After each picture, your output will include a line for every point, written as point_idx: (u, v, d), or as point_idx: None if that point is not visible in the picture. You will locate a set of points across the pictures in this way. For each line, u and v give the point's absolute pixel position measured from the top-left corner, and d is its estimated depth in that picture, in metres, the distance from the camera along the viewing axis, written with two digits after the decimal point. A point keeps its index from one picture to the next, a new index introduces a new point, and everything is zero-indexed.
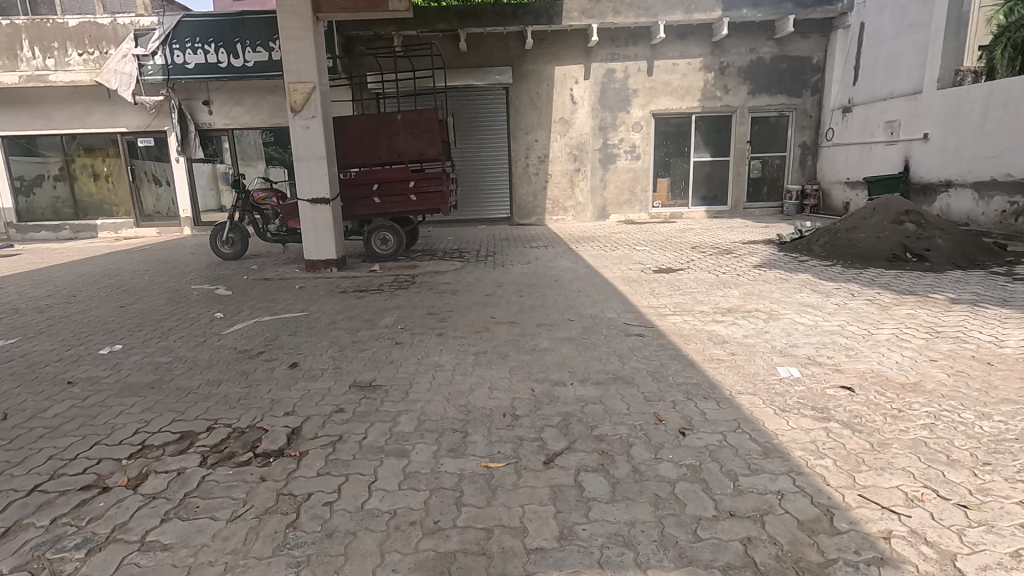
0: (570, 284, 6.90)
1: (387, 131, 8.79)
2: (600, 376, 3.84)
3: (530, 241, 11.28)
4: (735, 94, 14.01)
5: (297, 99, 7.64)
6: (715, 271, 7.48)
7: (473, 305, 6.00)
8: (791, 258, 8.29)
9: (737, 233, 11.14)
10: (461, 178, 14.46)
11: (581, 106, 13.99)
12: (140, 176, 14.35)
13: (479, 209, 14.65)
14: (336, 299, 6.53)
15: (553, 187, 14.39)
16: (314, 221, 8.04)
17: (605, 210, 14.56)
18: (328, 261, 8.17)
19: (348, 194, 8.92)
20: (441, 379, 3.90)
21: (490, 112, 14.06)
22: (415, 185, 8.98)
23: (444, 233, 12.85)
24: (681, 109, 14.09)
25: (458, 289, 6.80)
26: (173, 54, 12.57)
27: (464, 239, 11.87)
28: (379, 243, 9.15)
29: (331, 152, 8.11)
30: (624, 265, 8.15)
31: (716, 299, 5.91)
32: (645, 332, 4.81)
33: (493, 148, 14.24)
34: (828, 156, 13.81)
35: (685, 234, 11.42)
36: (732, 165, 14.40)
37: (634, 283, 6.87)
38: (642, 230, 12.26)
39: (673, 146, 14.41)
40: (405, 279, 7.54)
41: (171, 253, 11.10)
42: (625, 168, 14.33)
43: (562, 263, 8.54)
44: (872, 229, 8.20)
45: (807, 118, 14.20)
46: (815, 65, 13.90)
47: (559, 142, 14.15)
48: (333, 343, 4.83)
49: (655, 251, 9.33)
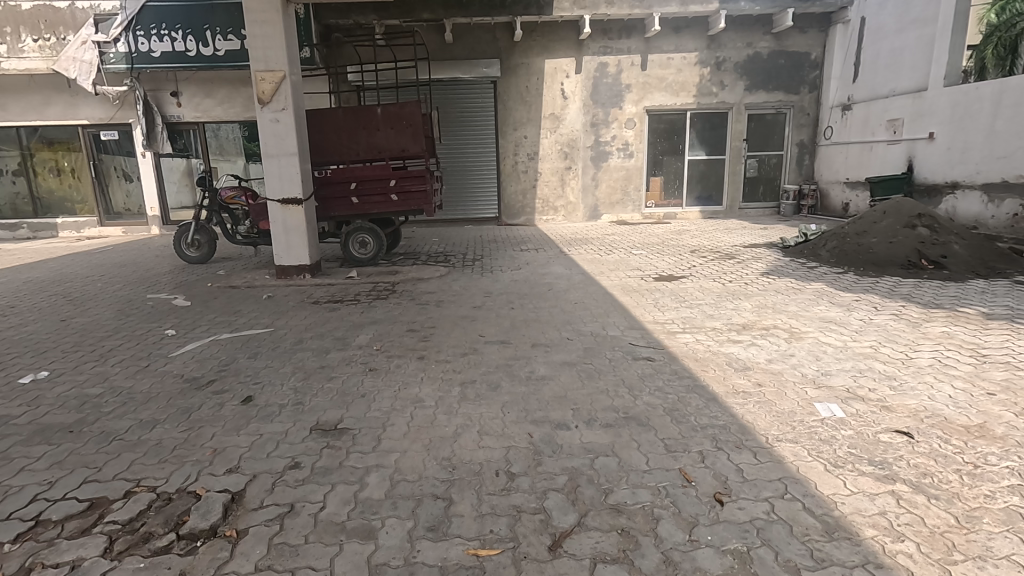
0: (565, 294, 6.33)
1: (366, 126, 8.12)
2: (609, 416, 3.26)
3: (520, 243, 10.67)
4: (731, 91, 13.51)
5: (264, 90, 6.94)
6: (720, 279, 6.95)
7: (459, 319, 5.39)
8: (798, 264, 7.80)
9: (737, 236, 10.64)
10: (447, 176, 13.79)
11: (571, 101, 13.40)
12: (104, 172, 13.47)
13: (466, 208, 14.00)
14: (307, 312, 5.87)
15: (542, 186, 13.79)
16: (284, 224, 7.35)
17: (596, 210, 14.00)
18: (301, 267, 7.49)
19: (324, 194, 8.24)
20: (421, 419, 3.27)
21: (478, 106, 13.41)
22: (398, 184, 8.33)
23: (429, 234, 12.20)
24: (675, 105, 13.56)
25: (442, 300, 6.18)
26: (138, 41, 11.75)
27: (450, 241, 11.23)
28: (357, 246, 8.49)
29: (304, 147, 7.42)
30: (621, 271, 7.60)
31: (727, 313, 5.36)
32: (655, 356, 4.23)
33: (480, 145, 13.60)
34: (827, 155, 13.36)
35: (681, 237, 10.89)
36: (728, 164, 13.91)
37: (635, 293, 6.31)
38: (637, 232, 11.72)
39: (667, 144, 13.88)
40: (385, 288, 6.89)
41: (134, 255, 10.31)
42: (617, 167, 13.78)
43: (556, 269, 7.96)
44: (884, 233, 7.72)
45: (804, 116, 13.74)
46: (813, 61, 13.44)
47: (549, 139, 13.54)
48: (297, 369, 4.17)
49: (652, 256, 8.79)
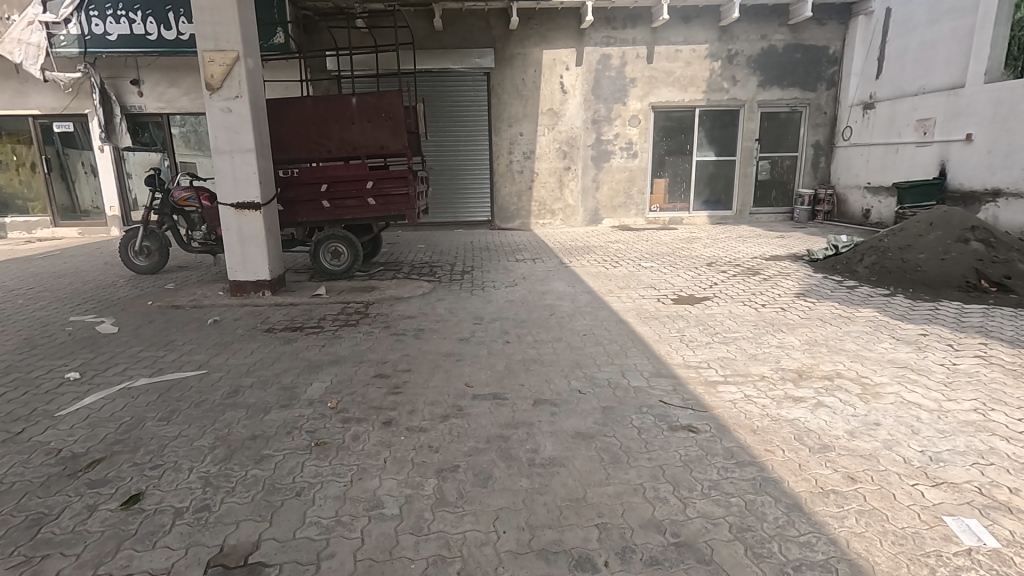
0: (570, 321, 5.28)
1: (339, 118, 7.04)
2: (653, 541, 2.22)
3: (515, 251, 9.63)
4: (743, 87, 12.53)
5: (214, 73, 5.85)
6: (749, 303, 5.94)
7: (441, 358, 4.34)
8: (834, 282, 6.82)
9: (754, 246, 9.65)
10: (435, 175, 12.72)
11: (571, 96, 12.36)
12: (57, 167, 12.25)
13: (456, 211, 12.94)
14: (255, 344, 4.78)
15: (539, 187, 12.76)
16: (239, 232, 6.24)
17: (596, 214, 12.98)
18: (259, 284, 6.39)
19: (290, 196, 7.15)
20: (375, 546, 2.23)
21: (469, 100, 12.35)
22: (375, 186, 7.24)
23: (414, 239, 11.16)
24: (683, 102, 12.56)
25: (422, 330, 5.12)
26: (92, 22, 10.58)
27: (437, 248, 10.17)
28: (329, 256, 7.44)
29: (263, 143, 6.32)
30: (633, 290, 6.58)
31: (773, 353, 4.34)
32: (698, 424, 3.20)
33: (472, 142, 12.55)
34: (845, 157, 12.41)
35: (692, 246, 9.89)
36: (739, 165, 12.93)
37: (655, 321, 5.29)
38: (642, 240, 10.73)
39: (674, 143, 12.88)
40: (357, 310, 5.84)
41: (80, 261, 9.16)
42: (619, 168, 12.76)
43: (556, 285, 6.93)
44: (932, 248, 6.73)
45: (821, 115, 12.76)
46: (832, 56, 12.47)
47: (547, 136, 12.50)
48: (220, 441, 3.10)
49: (663, 269, 7.80)
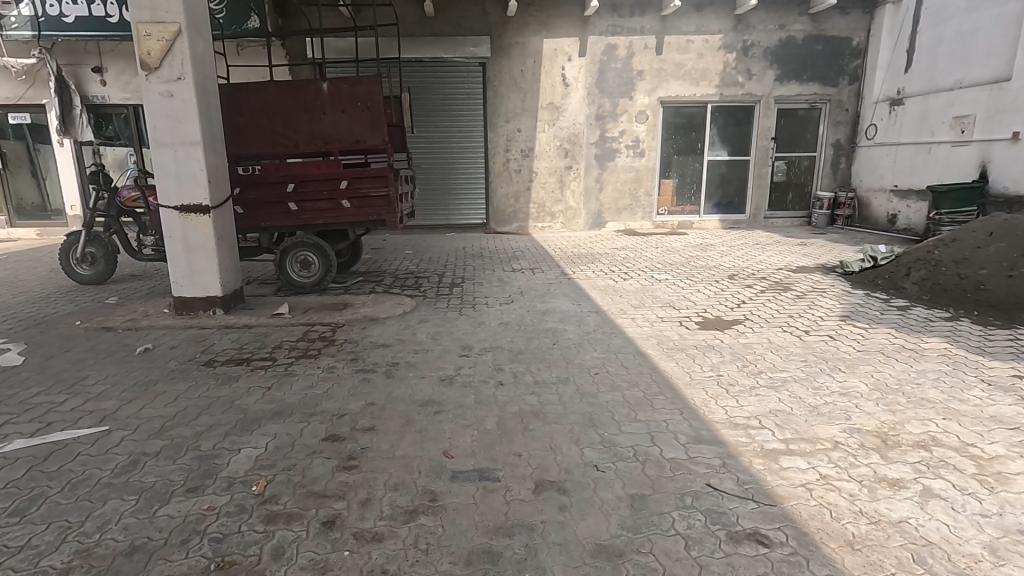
0: (578, 353, 4.34)
1: (307, 107, 6.07)
2: None
3: (511, 259, 8.68)
4: (759, 81, 11.61)
5: (151, 50, 4.87)
6: (788, 329, 5.01)
7: (414, 410, 3.39)
8: (880, 301, 5.89)
9: (776, 256, 8.72)
10: (426, 174, 11.78)
11: (574, 89, 11.42)
12: (15, 161, 11.25)
13: (448, 212, 12.00)
14: (183, 385, 3.81)
15: (538, 188, 11.81)
16: (185, 240, 5.27)
17: (600, 217, 12.04)
18: (208, 301, 5.42)
19: (252, 197, 6.17)
20: None
21: (463, 93, 11.42)
22: (351, 186, 6.26)
23: (401, 244, 10.20)
24: (694, 97, 11.63)
25: (396, 365, 4.16)
26: (46, 3, 9.59)
27: (425, 255, 9.22)
28: (297, 267, 6.48)
29: (214, 135, 5.35)
30: (648, 310, 5.64)
31: (839, 405, 3.41)
32: (770, 530, 2.26)
33: (465, 138, 11.63)
34: (869, 158, 11.49)
35: (707, 254, 8.97)
36: (753, 166, 12.01)
37: (681, 353, 4.35)
38: (651, 247, 9.81)
39: (684, 141, 11.96)
40: (322, 335, 4.88)
41: (22, 268, 8.15)
42: (624, 168, 11.83)
43: (558, 302, 5.99)
44: (995, 262, 5.81)
45: (842, 112, 11.84)
46: (855, 48, 11.56)
47: (547, 133, 11.56)
48: (78, 560, 2.13)
49: (679, 283, 6.87)
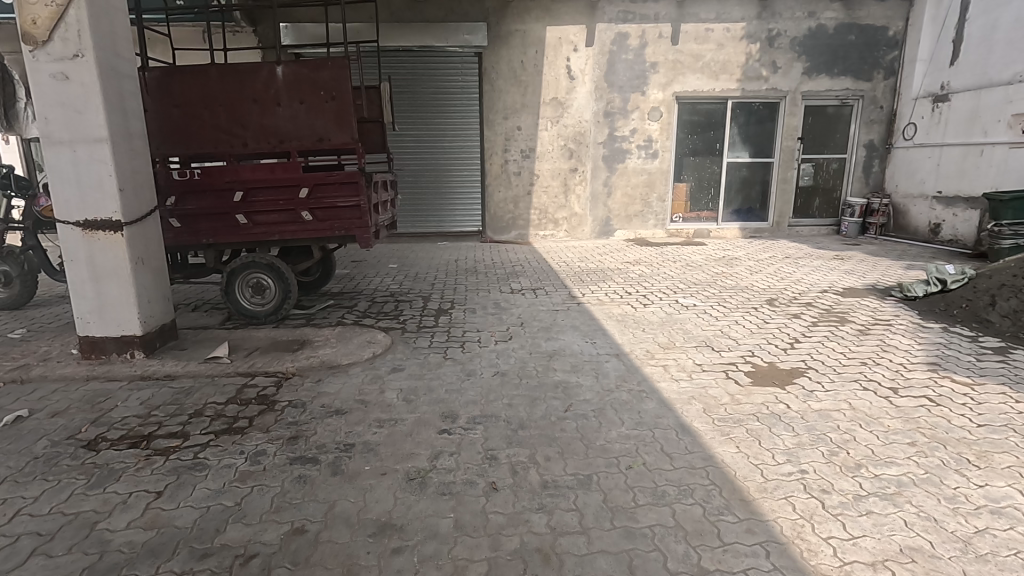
0: (599, 430, 3.20)
1: (257, 97, 4.91)
2: None
3: (509, 277, 7.54)
4: (785, 75, 10.48)
5: (36, 18, 3.71)
6: (868, 385, 3.86)
7: (362, 547, 2.24)
8: (966, 340, 4.76)
9: (815, 274, 7.59)
10: (416, 175, 10.63)
11: (580, 83, 10.29)
12: None
13: (440, 217, 10.85)
14: (35, 489, 2.65)
15: (539, 192, 10.66)
16: (91, 265, 4.10)
17: (608, 224, 10.91)
18: (123, 342, 4.25)
19: (192, 207, 5.03)
20: None
21: (457, 85, 10.29)
22: (313, 194, 5.09)
23: (387, 256, 9.05)
24: (713, 93, 10.51)
25: (350, 450, 3.01)
26: None
27: (411, 270, 8.08)
28: (249, 292, 5.34)
29: (131, 130, 4.19)
30: (681, 353, 4.51)
31: (1002, 539, 2.26)
32: None
33: (460, 136, 10.50)
34: (907, 161, 10.37)
35: (735, 271, 7.86)
36: (778, 169, 10.87)
37: (739, 428, 3.22)
38: (669, 260, 8.69)
39: (701, 141, 10.84)
40: (262, 394, 3.73)
41: None
42: (635, 170, 10.70)
43: (569, 339, 4.85)
44: None
45: (876, 110, 10.71)
46: (891, 38, 10.44)
47: (550, 130, 10.42)
48: None
49: (712, 311, 5.74)
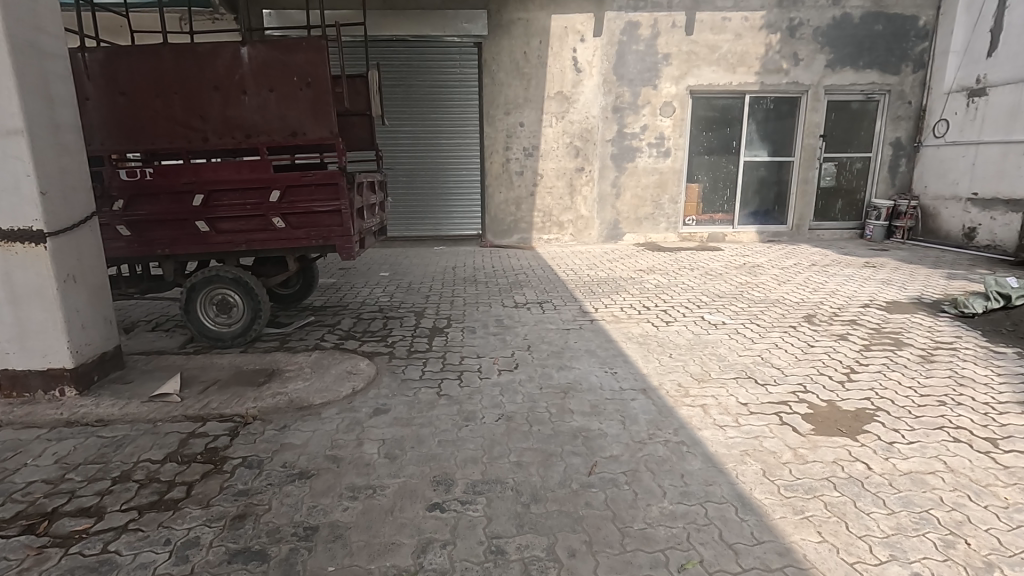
0: (635, 506, 2.48)
1: (218, 83, 4.15)
2: None
3: (512, 287, 6.82)
4: (807, 68, 9.77)
5: None
6: (956, 434, 3.15)
7: None
8: None
9: (849, 284, 6.89)
10: (411, 174, 9.92)
11: (587, 76, 9.58)
12: None
13: (437, 220, 10.14)
14: None
15: (543, 193, 9.95)
16: (8, 285, 3.38)
17: (616, 227, 10.21)
18: (50, 377, 3.52)
19: (143, 213, 4.29)
20: None
21: (457, 79, 9.60)
22: (285, 197, 4.37)
23: (379, 263, 8.33)
24: (730, 86, 9.80)
25: (311, 538, 2.29)
26: None
27: (404, 278, 7.36)
28: (212, 311, 4.61)
29: (57, 121, 3.46)
30: (719, 388, 3.80)
31: None
32: None
33: (459, 133, 9.81)
34: (937, 160, 9.66)
35: (760, 281, 7.15)
36: (798, 169, 10.17)
37: (815, 503, 2.50)
38: (685, 268, 7.99)
39: (716, 139, 10.14)
40: (209, 448, 3.00)
41: None
42: (646, 170, 9.99)
43: (584, 369, 4.14)
44: None
45: (904, 105, 10.01)
46: (920, 28, 9.73)
47: (555, 127, 9.71)
48: None
49: (744, 332, 5.03)
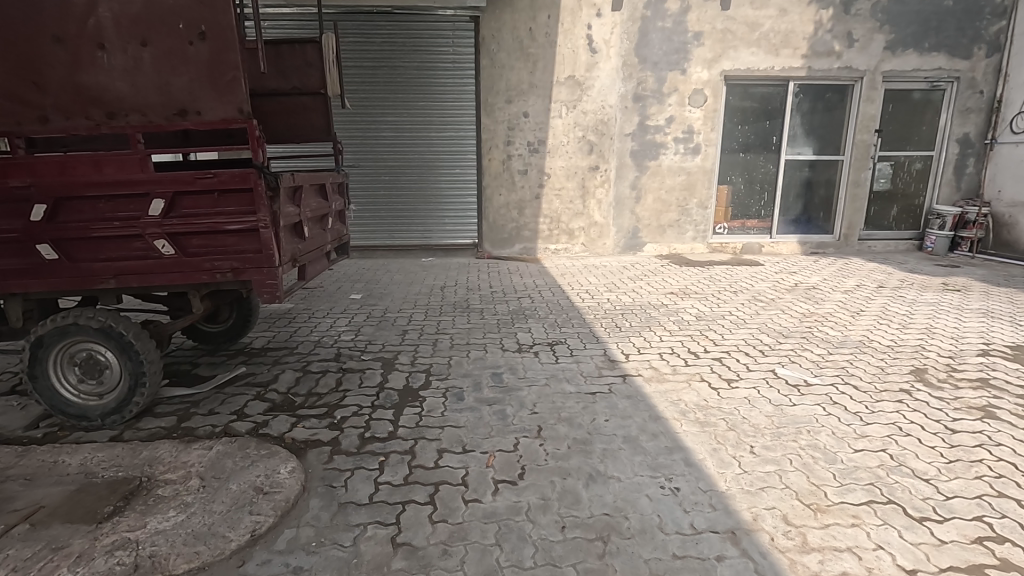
0: None
1: (61, 32, 2.66)
2: None
3: (515, 318, 5.36)
4: (864, 49, 8.28)
5: None
6: None
7: None
8: None
9: (941, 318, 5.43)
10: (397, 171, 8.41)
11: (604, 57, 8.12)
12: None
13: (427, 225, 8.64)
14: None
15: (550, 196, 8.49)
16: None
17: (635, 236, 8.75)
18: None
19: None
20: None
21: (451, 59, 8.09)
22: (173, 209, 2.88)
23: (353, 281, 6.87)
24: (772, 72, 8.32)
25: None
26: None
27: (379, 304, 5.90)
28: (72, 375, 3.13)
29: None
30: (853, 527, 2.33)
31: None
32: None
33: (454, 123, 8.30)
34: (1016, 160, 8.19)
35: (826, 311, 5.69)
36: (848, 170, 8.72)
37: None
38: (726, 290, 6.53)
39: (754, 133, 8.66)
40: None
41: None
42: (671, 169, 8.53)
43: (627, 480, 2.68)
44: None
45: (974, 96, 8.54)
46: (997, 4, 8.24)
47: (565, 118, 8.27)
48: None
49: (842, 402, 3.56)
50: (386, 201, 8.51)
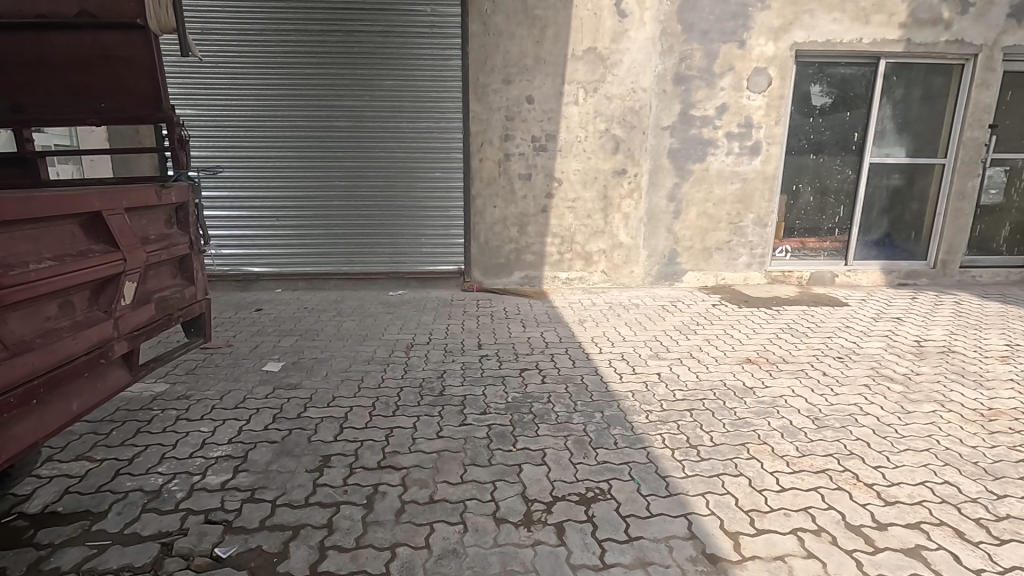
0: None
1: None
2: None
3: (518, 422, 3.24)
4: (981, 17, 6.18)
5: None
6: None
7: None
8: None
9: None
10: (354, 172, 6.26)
11: (635, 23, 6.01)
12: None
13: (395, 245, 6.49)
14: None
15: (561, 209, 6.38)
16: None
17: (673, 262, 6.65)
18: None
19: None
20: None
21: (426, 21, 5.94)
22: None
23: (279, 335, 4.73)
24: (859, 45, 6.20)
25: None
26: None
27: (303, 385, 3.76)
28: None
29: None
30: None
31: None
32: None
33: (432, 109, 6.16)
34: None
35: (1008, 404, 3.60)
36: (951, 177, 6.63)
37: None
38: (826, 356, 4.44)
39: (829, 127, 6.57)
40: None
41: None
42: (722, 175, 6.43)
43: None
44: None
45: None
46: None
47: (583, 104, 6.15)
48: None
49: None
50: (341, 214, 6.36)
